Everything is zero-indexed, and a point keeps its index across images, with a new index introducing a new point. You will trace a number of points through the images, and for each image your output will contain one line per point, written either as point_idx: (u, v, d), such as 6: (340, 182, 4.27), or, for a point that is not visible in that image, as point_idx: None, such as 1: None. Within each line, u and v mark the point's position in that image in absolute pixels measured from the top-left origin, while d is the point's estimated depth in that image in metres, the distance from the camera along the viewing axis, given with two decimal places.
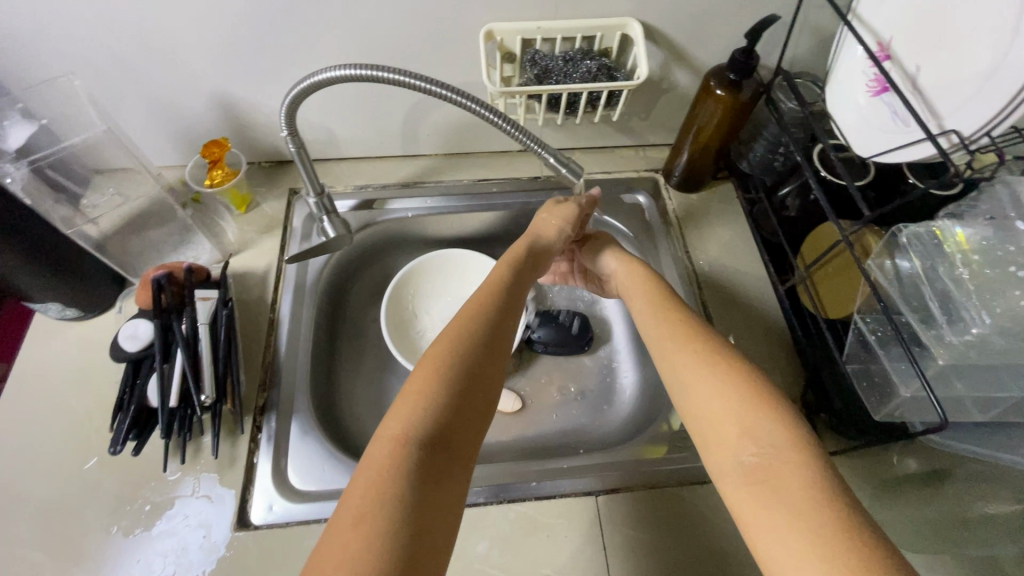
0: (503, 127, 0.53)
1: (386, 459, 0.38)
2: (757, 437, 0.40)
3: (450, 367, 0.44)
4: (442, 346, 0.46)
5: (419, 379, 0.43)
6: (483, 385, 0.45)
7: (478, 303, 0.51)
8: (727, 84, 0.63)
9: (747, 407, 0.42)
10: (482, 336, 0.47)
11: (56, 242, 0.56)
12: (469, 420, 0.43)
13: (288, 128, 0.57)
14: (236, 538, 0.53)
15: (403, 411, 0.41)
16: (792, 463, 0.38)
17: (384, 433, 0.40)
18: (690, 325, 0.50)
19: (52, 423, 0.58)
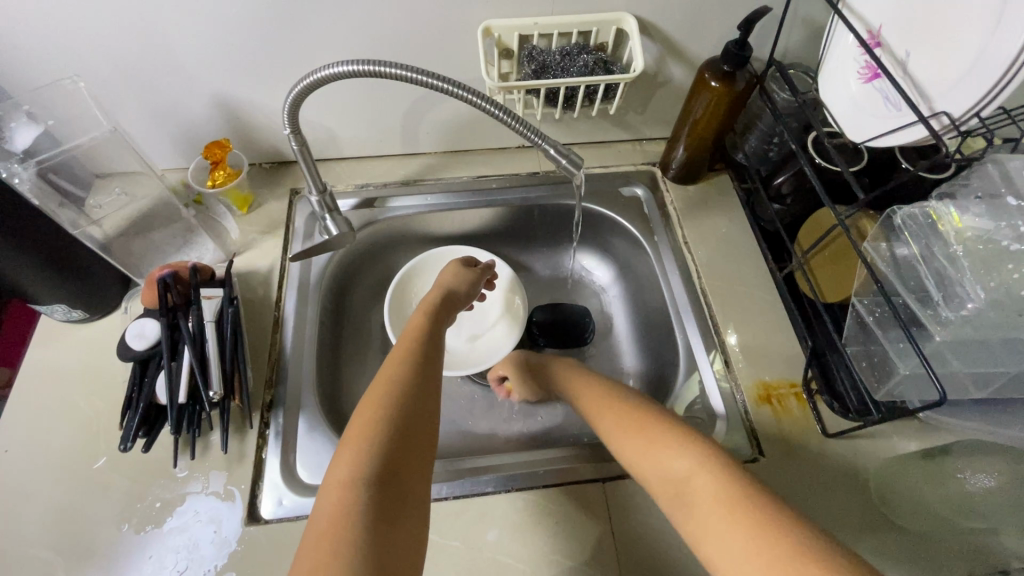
0: (502, 119, 0.53)
1: (335, 503, 0.39)
2: (668, 470, 0.44)
3: (383, 407, 0.45)
4: (372, 392, 0.48)
5: (355, 424, 0.45)
6: (422, 418, 0.46)
7: (402, 349, 0.54)
8: (722, 76, 0.64)
9: (653, 449, 0.47)
10: (411, 374, 0.50)
11: (62, 243, 0.57)
12: (412, 451, 0.44)
13: (290, 126, 0.57)
14: (247, 532, 0.53)
15: (344, 456, 0.42)
16: (701, 479, 0.41)
17: (332, 480, 0.41)
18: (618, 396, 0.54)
19: (60, 423, 0.58)
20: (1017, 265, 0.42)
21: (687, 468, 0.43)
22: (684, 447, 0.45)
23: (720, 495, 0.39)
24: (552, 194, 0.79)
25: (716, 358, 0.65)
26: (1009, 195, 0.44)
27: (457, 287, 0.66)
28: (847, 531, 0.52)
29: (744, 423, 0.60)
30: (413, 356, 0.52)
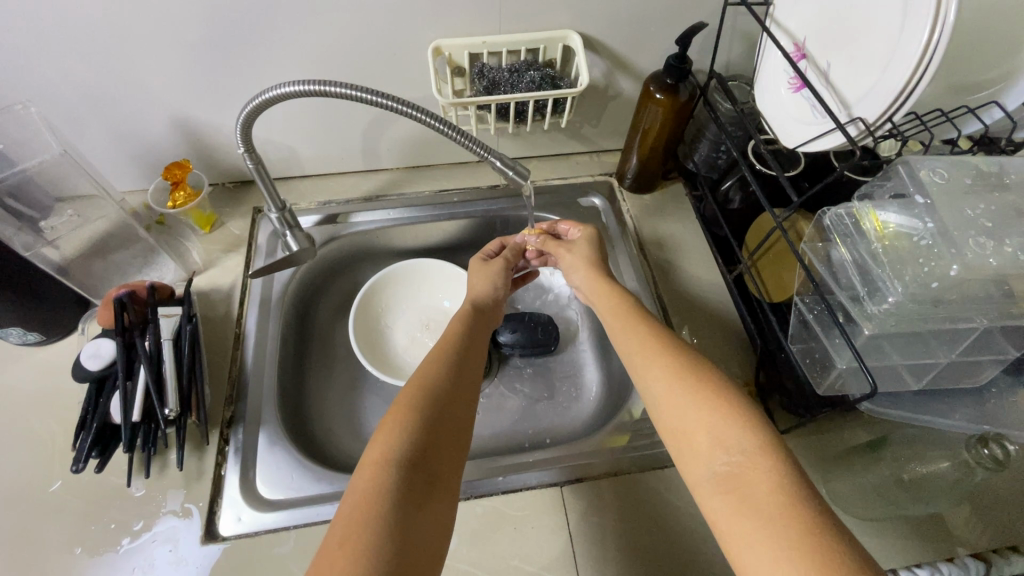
0: (448, 133, 0.55)
1: (367, 484, 0.42)
2: (729, 446, 0.43)
3: (417, 404, 0.49)
4: (406, 391, 0.51)
5: (391, 416, 0.48)
6: (450, 419, 0.49)
7: (436, 351, 0.56)
8: (666, 89, 0.67)
9: (717, 418, 0.45)
10: (442, 375, 0.53)
11: (16, 266, 0.57)
12: (438, 448, 0.47)
13: (244, 145, 0.59)
14: (206, 550, 0.53)
15: (380, 444, 0.45)
16: (760, 468, 0.40)
17: (369, 457, 0.45)
18: (665, 334, 0.54)
19: (14, 448, 0.57)
20: (928, 261, 0.44)
21: (752, 453, 0.41)
22: (752, 428, 0.43)
23: (776, 488, 0.39)
24: (512, 206, 0.81)
25: None
26: (916, 194, 0.46)
27: (485, 288, 0.67)
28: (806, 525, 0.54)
29: None
30: (446, 359, 0.55)
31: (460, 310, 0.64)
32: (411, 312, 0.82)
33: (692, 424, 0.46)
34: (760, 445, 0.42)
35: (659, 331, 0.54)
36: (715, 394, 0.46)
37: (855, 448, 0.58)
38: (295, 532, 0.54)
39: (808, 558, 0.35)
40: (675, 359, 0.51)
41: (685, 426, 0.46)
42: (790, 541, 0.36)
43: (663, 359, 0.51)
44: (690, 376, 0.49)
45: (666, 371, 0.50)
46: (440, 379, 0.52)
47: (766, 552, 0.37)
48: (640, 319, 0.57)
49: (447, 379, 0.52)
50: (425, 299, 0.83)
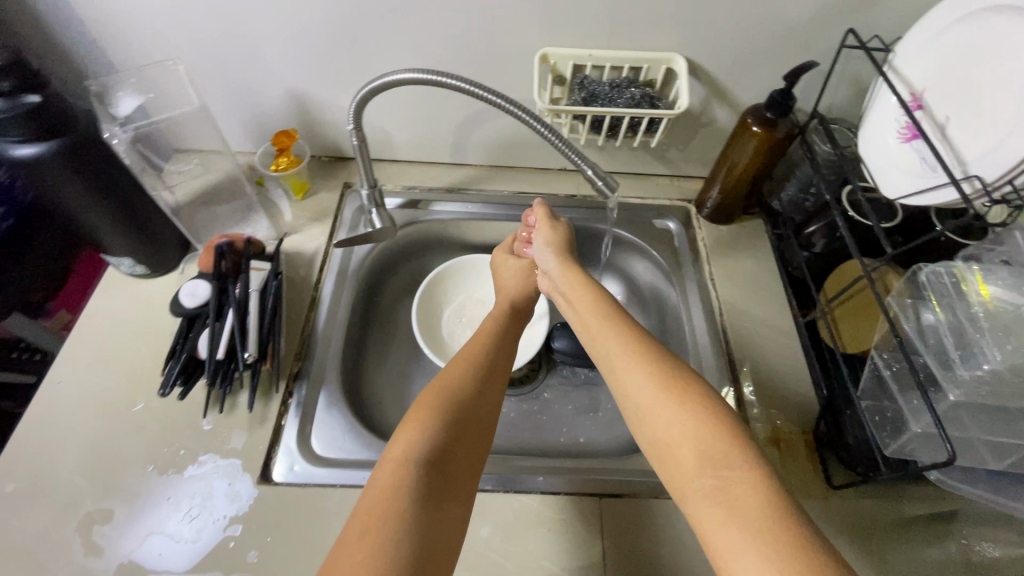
0: (547, 136, 0.57)
1: (388, 479, 0.44)
2: (717, 462, 0.42)
3: (441, 407, 0.50)
4: (429, 394, 0.52)
5: (415, 416, 0.50)
6: (474, 422, 0.51)
7: (466, 355, 0.57)
8: (764, 122, 0.67)
9: (707, 432, 0.44)
10: (471, 381, 0.54)
11: (141, 204, 0.63)
12: (462, 451, 0.49)
13: (354, 123, 0.63)
14: (258, 491, 0.57)
15: (402, 443, 0.47)
16: (748, 483, 0.40)
17: (390, 454, 0.47)
18: (639, 335, 0.54)
19: (109, 366, 0.63)
20: None
21: (740, 468, 0.41)
22: (743, 448, 0.43)
23: (765, 502, 0.39)
24: (587, 218, 0.82)
25: (728, 395, 0.66)
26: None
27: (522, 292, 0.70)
28: None
29: None
30: (477, 364, 0.56)
31: (495, 314, 0.66)
32: (472, 304, 0.84)
33: (673, 436, 0.45)
34: (748, 459, 0.42)
35: (634, 332, 0.54)
36: (701, 406, 0.46)
37: (917, 518, 0.56)
38: (341, 491, 0.57)
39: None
40: (658, 363, 0.50)
41: (664, 437, 0.46)
42: (783, 558, 0.35)
43: (637, 357, 0.51)
44: (674, 384, 0.48)
45: (649, 378, 0.49)
46: (466, 385, 0.53)
47: (754, 565, 0.36)
48: (625, 321, 0.56)
49: (475, 385, 0.54)
50: (486, 295, 0.85)
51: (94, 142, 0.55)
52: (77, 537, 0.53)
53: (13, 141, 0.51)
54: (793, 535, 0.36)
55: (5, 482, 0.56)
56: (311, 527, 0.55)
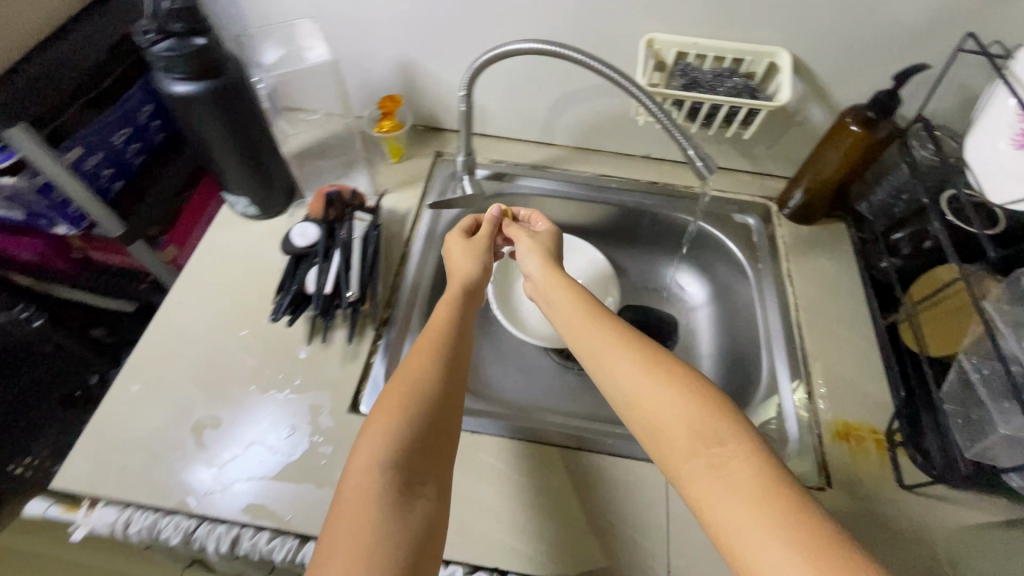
0: (653, 111, 0.60)
1: (359, 482, 0.43)
2: (708, 439, 0.43)
3: (404, 403, 0.49)
4: (391, 394, 0.50)
5: (378, 420, 0.47)
6: (442, 412, 0.50)
7: (426, 349, 0.54)
8: (863, 122, 0.67)
9: (691, 412, 0.44)
10: (433, 379, 0.51)
11: (265, 149, 0.69)
12: (432, 445, 0.47)
13: (465, 88, 0.66)
14: (347, 418, 0.61)
15: (370, 445, 0.46)
16: (739, 456, 0.41)
17: (356, 454, 0.45)
18: (617, 328, 0.55)
19: (221, 293, 0.70)
20: None
21: (729, 440, 0.42)
22: (728, 417, 0.44)
23: (760, 479, 0.39)
24: (667, 206, 0.84)
25: (798, 389, 0.67)
26: None
27: (472, 270, 0.66)
28: None
29: (815, 454, 0.62)
30: (438, 361, 0.53)
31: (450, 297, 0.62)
32: None
33: (661, 421, 0.45)
34: (735, 431, 0.42)
35: (610, 326, 0.55)
36: (687, 386, 0.46)
37: (986, 524, 0.56)
38: None
39: (818, 553, 0.34)
40: (640, 353, 0.51)
41: (659, 423, 0.45)
42: (791, 535, 0.36)
43: (618, 347, 0.52)
44: (658, 371, 0.48)
45: (632, 361, 0.50)
46: (436, 382, 0.51)
47: (762, 534, 0.36)
48: (600, 316, 0.57)
49: (443, 380, 0.52)
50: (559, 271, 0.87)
51: (241, 85, 0.61)
52: (190, 436, 0.60)
53: (174, 78, 0.58)
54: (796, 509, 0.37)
55: (129, 382, 0.63)
56: None
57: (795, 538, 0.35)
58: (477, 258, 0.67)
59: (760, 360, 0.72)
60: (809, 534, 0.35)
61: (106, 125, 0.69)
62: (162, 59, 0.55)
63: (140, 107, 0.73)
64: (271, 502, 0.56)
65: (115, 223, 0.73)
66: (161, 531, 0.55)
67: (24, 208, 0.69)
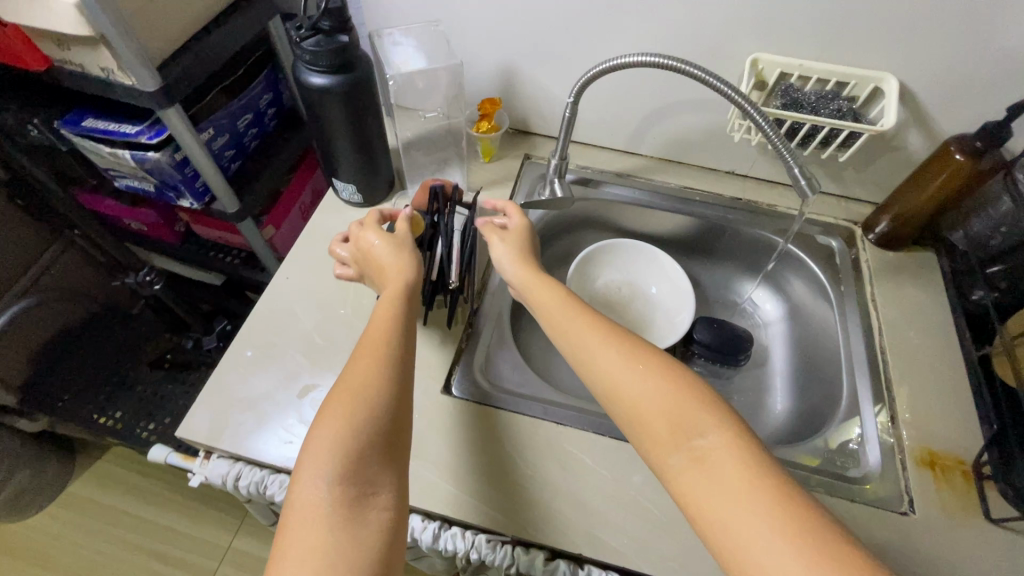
0: (765, 128, 0.62)
1: (311, 500, 0.44)
2: (686, 429, 0.45)
3: (349, 417, 0.48)
4: (334, 406, 0.49)
5: (318, 441, 0.47)
6: (386, 421, 0.50)
7: (368, 358, 0.53)
8: (970, 152, 0.67)
9: (669, 403, 0.47)
10: (374, 391, 0.50)
11: (377, 141, 0.74)
12: (378, 454, 0.48)
13: (573, 97, 0.69)
14: (440, 399, 0.65)
15: (316, 463, 0.46)
16: (719, 447, 0.43)
17: (302, 473, 0.46)
18: (603, 322, 0.55)
19: (326, 272, 0.75)
20: None
21: (711, 432, 0.44)
22: (704, 405, 0.46)
23: (742, 466, 0.42)
24: (749, 221, 0.85)
25: (880, 412, 0.67)
26: None
27: (405, 263, 0.61)
28: None
29: (898, 478, 0.62)
30: (379, 370, 0.52)
31: (390, 292, 0.59)
32: (620, 281, 0.89)
33: (649, 414, 0.47)
34: (714, 421, 0.45)
35: (598, 320, 0.55)
36: (670, 373, 0.49)
37: None
38: (509, 414, 0.64)
39: (799, 537, 0.38)
40: (621, 344, 0.52)
41: (642, 416, 0.47)
42: (771, 520, 0.39)
43: (609, 339, 0.53)
44: (640, 363, 0.50)
45: (622, 353, 0.51)
46: (382, 389, 0.51)
47: (743, 521, 0.40)
48: (582, 309, 0.57)
49: (387, 389, 0.51)
50: (635, 278, 0.90)
51: (369, 80, 0.66)
52: (294, 401, 0.64)
53: (314, 70, 0.63)
54: (774, 492, 0.40)
55: (244, 347, 0.68)
56: (485, 439, 0.62)
57: (774, 521, 0.39)
58: (408, 250, 0.63)
59: (841, 382, 0.72)
60: (785, 520, 0.39)
61: (234, 110, 0.76)
62: (308, 52, 0.61)
63: (261, 96, 0.80)
64: None
65: (232, 200, 0.79)
66: (267, 487, 0.60)
67: (158, 181, 0.76)
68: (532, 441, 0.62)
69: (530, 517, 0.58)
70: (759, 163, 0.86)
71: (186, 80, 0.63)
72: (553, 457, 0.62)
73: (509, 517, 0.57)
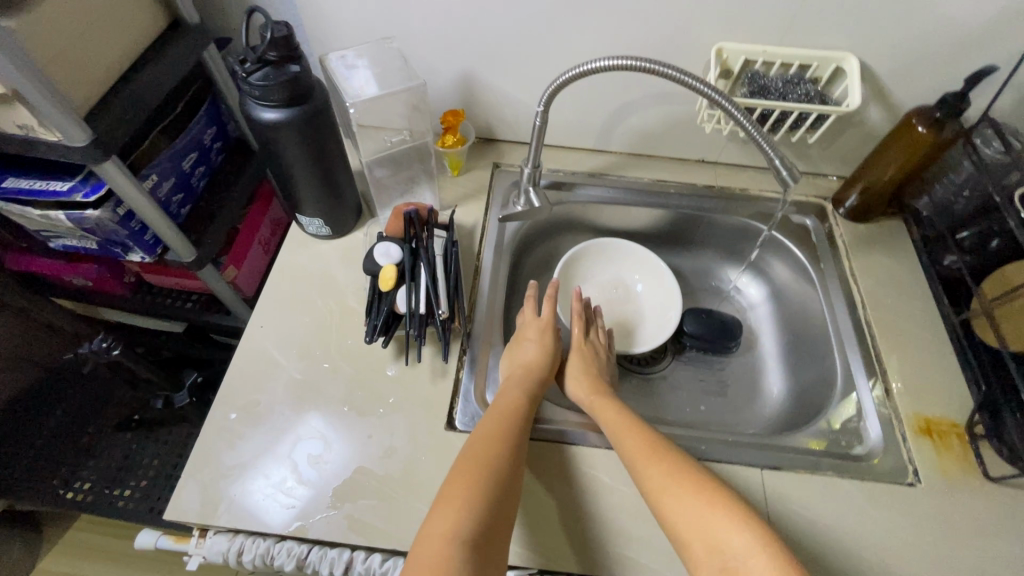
0: (744, 123, 0.61)
1: (437, 556, 0.43)
2: (722, 553, 0.47)
3: (481, 482, 0.50)
4: (467, 465, 0.52)
5: (451, 494, 0.49)
6: (510, 487, 0.51)
7: (499, 429, 0.56)
8: (931, 124, 0.69)
9: (708, 524, 0.49)
10: (503, 458, 0.53)
11: (341, 171, 0.69)
12: (501, 521, 0.49)
13: (543, 105, 0.66)
14: (445, 435, 0.62)
15: (448, 515, 0.47)
16: (756, 567, 0.45)
17: (433, 530, 0.46)
18: (653, 440, 0.57)
19: (303, 314, 0.70)
20: None
21: (746, 554, 0.46)
22: (743, 528, 0.48)
23: None
24: (724, 208, 0.86)
25: (875, 386, 0.68)
26: None
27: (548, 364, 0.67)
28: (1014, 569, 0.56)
29: (900, 449, 0.63)
30: (511, 440, 0.55)
31: (523, 381, 0.63)
32: (604, 282, 0.88)
33: (690, 536, 0.49)
34: (751, 540, 0.47)
35: (649, 438, 0.57)
36: (708, 494, 0.51)
37: None
38: None
39: None
40: (665, 461, 0.54)
41: (681, 537, 0.49)
42: None
43: (657, 459, 0.54)
44: (681, 483, 0.52)
45: (666, 472, 0.53)
46: (511, 457, 0.53)
47: None
48: (634, 423, 0.60)
49: (514, 463, 0.53)
50: (620, 277, 0.89)
51: (327, 110, 0.61)
52: (290, 461, 0.60)
53: (265, 105, 0.58)
54: None
55: (226, 410, 0.63)
56: None
57: None
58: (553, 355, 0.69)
59: (832, 360, 0.74)
60: None
61: (177, 151, 0.69)
62: (257, 87, 0.56)
63: (204, 131, 0.74)
64: (380, 523, 0.57)
65: (188, 247, 0.72)
66: (275, 558, 0.55)
67: (101, 238, 0.69)
68: (545, 465, 0.61)
69: (556, 546, 0.56)
70: (728, 149, 0.86)
71: (119, 130, 0.57)
72: (568, 479, 0.60)
73: (534, 551, 0.56)
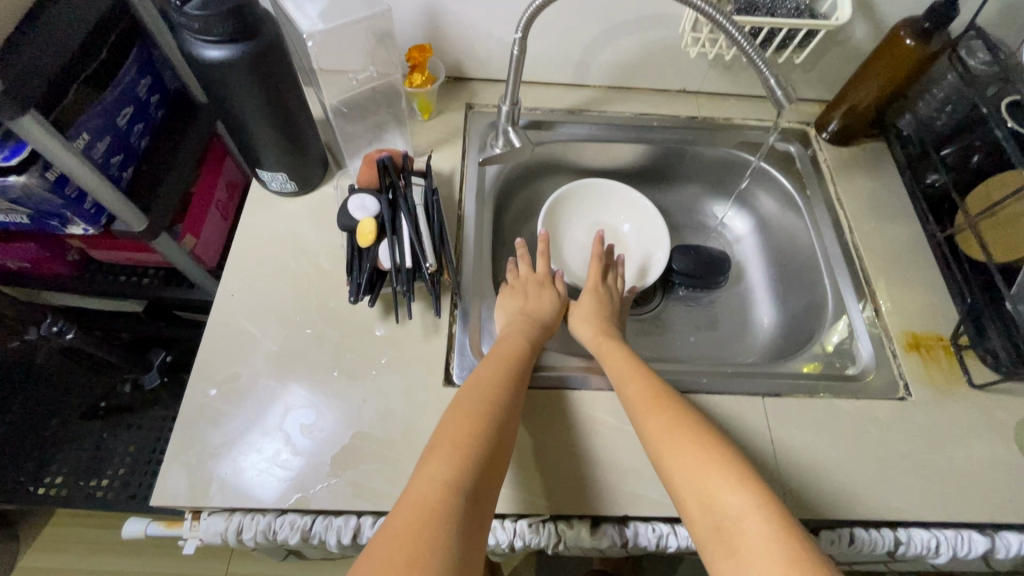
0: (739, 40, 0.56)
1: (432, 493, 0.41)
2: (716, 504, 0.45)
3: (479, 426, 0.48)
4: (464, 411, 0.49)
5: (447, 442, 0.46)
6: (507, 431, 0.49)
7: (498, 375, 0.54)
8: (919, 35, 0.66)
9: (705, 471, 0.47)
10: (501, 412, 0.50)
11: (302, 118, 0.62)
12: (496, 462, 0.46)
13: (521, 32, 0.60)
14: (445, 392, 0.59)
15: (441, 460, 0.44)
16: (748, 512, 0.43)
17: (427, 470, 0.43)
18: (658, 392, 0.55)
19: (278, 279, 0.65)
20: None
21: (740, 498, 0.44)
22: (739, 485, 0.45)
23: (770, 529, 0.42)
24: (709, 139, 0.83)
25: (866, 307, 0.69)
26: None
27: (552, 313, 0.66)
28: (997, 468, 0.59)
29: (891, 366, 0.65)
30: (510, 387, 0.53)
31: (523, 330, 0.61)
32: (589, 224, 0.85)
33: (686, 487, 0.47)
34: (747, 486, 0.45)
35: (654, 389, 0.56)
36: (708, 444, 0.49)
37: None
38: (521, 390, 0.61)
39: None
40: (665, 413, 0.53)
41: (678, 487, 0.48)
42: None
43: (659, 410, 0.53)
44: (682, 432, 0.51)
45: (669, 422, 0.52)
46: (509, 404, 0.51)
47: None
48: (639, 374, 0.58)
49: (512, 410, 0.51)
50: (606, 218, 0.86)
51: (280, 46, 0.54)
52: (281, 433, 0.57)
53: (207, 41, 0.50)
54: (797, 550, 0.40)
55: (204, 387, 0.59)
56: None
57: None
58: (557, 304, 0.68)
59: (822, 285, 0.74)
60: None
61: (107, 105, 0.61)
62: (196, 19, 0.48)
63: (137, 81, 0.65)
64: (385, 486, 0.54)
65: (138, 216, 0.65)
66: (277, 532, 0.53)
67: (32, 209, 0.61)
68: (550, 412, 0.60)
69: (568, 490, 0.56)
70: (710, 77, 0.82)
71: (32, 79, 0.49)
72: (574, 424, 0.59)
73: (547, 497, 0.55)
